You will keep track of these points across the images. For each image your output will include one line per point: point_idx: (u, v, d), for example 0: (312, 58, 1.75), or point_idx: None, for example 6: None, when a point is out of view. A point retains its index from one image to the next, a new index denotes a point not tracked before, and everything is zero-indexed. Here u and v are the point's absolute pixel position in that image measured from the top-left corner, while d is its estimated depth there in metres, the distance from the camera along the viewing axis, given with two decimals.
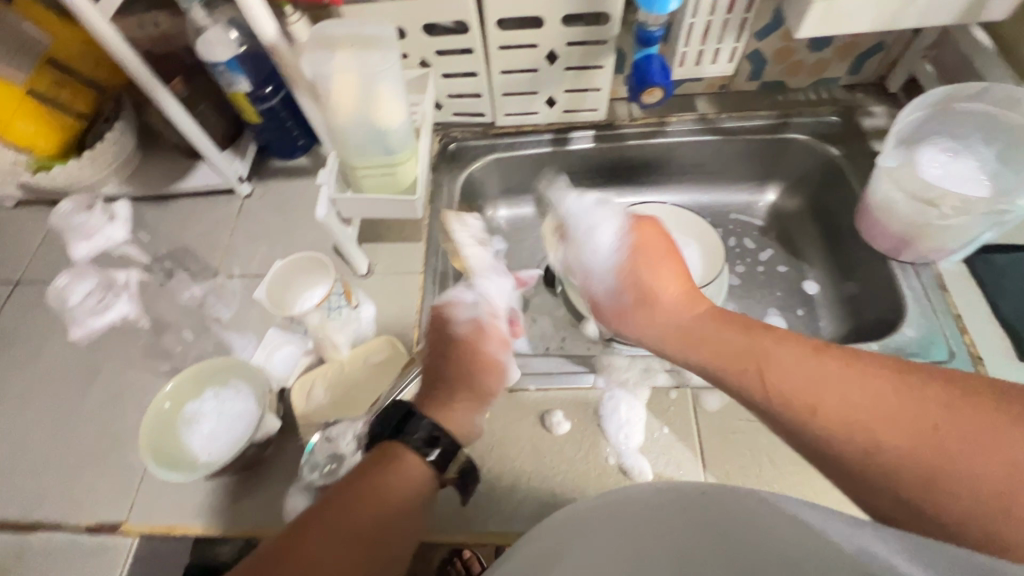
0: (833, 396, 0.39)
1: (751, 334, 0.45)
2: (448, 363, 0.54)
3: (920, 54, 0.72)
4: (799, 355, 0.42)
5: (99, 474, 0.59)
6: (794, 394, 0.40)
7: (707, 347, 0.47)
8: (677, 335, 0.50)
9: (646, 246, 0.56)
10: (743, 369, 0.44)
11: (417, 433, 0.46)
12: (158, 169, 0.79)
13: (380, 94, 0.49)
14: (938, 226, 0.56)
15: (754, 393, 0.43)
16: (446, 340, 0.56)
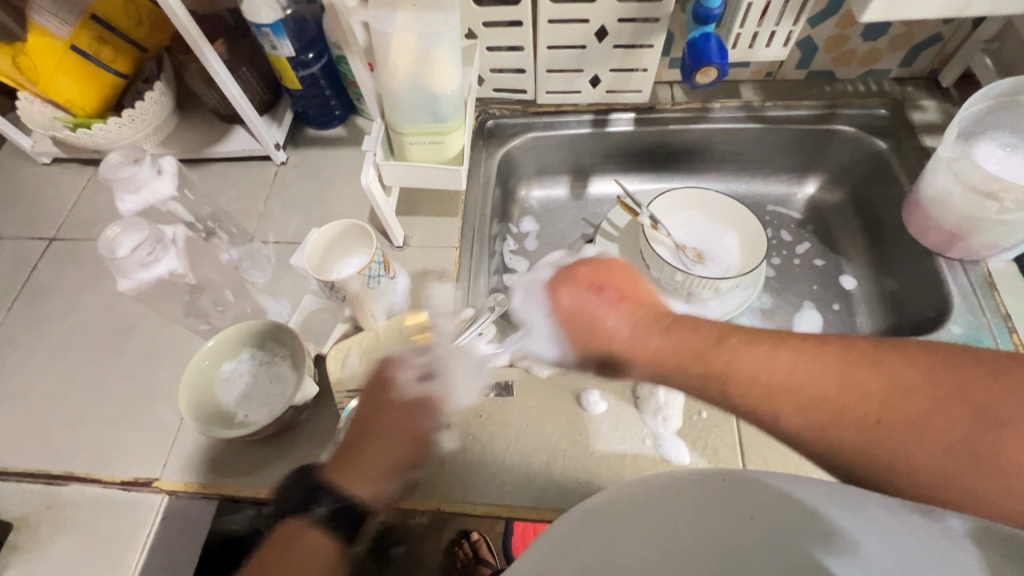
0: (794, 401, 0.37)
1: (710, 348, 0.41)
2: (377, 425, 0.47)
3: (978, 47, 0.70)
4: (759, 360, 0.39)
5: (133, 430, 0.60)
6: (751, 389, 0.39)
7: (668, 365, 0.43)
8: (640, 366, 0.45)
9: (578, 304, 0.49)
10: (700, 372, 0.41)
11: (319, 508, 0.43)
12: (194, 132, 0.79)
13: (438, 59, 0.49)
14: (996, 220, 0.56)
15: (714, 392, 0.41)
16: (380, 401, 0.49)
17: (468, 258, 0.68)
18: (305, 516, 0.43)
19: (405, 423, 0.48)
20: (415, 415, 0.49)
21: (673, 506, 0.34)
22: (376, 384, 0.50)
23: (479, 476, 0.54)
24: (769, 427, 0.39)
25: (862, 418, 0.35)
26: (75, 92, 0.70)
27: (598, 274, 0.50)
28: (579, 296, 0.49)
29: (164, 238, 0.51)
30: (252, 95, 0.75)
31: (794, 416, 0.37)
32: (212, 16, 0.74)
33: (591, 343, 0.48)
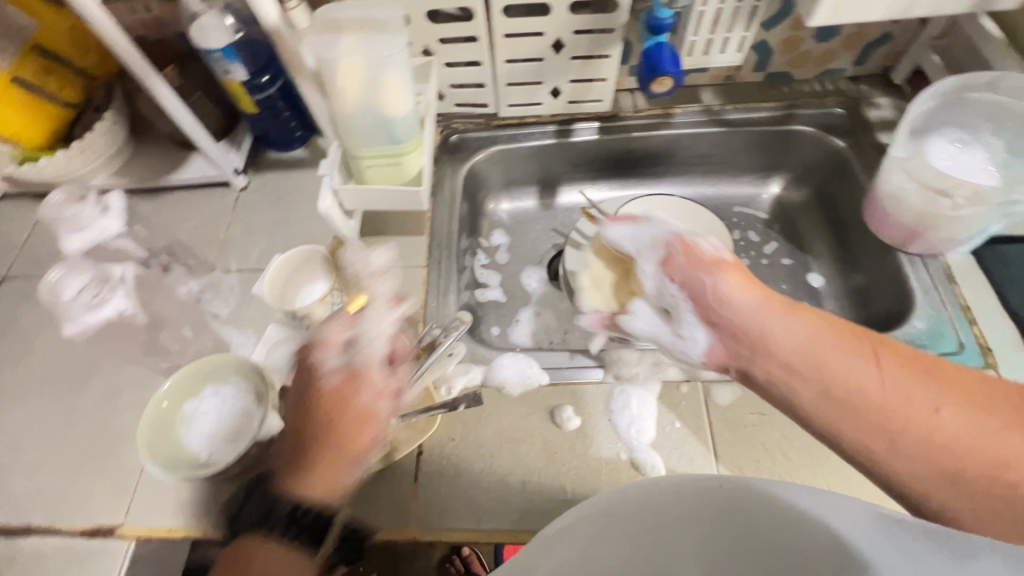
0: (955, 420, 0.39)
1: (875, 347, 0.44)
2: (324, 419, 0.47)
3: (927, 44, 0.71)
4: (910, 362, 0.42)
5: (95, 475, 0.57)
6: (902, 394, 0.41)
7: (816, 342, 0.46)
8: (771, 328, 0.48)
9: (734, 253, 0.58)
10: (856, 361, 0.43)
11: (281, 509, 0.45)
12: (150, 160, 0.77)
13: (387, 82, 0.48)
14: (949, 216, 0.56)
15: (862, 388, 0.42)
16: (311, 392, 0.48)
17: (436, 278, 0.67)
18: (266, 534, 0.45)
19: (338, 419, 0.47)
20: (361, 409, 0.47)
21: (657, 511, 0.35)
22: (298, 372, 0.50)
23: (460, 497, 0.54)
24: (907, 444, 0.40)
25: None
26: (23, 124, 0.67)
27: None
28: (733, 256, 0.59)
29: None
30: (209, 122, 0.73)
31: (929, 414, 0.40)
32: (164, 41, 0.72)
33: (723, 282, 0.53)
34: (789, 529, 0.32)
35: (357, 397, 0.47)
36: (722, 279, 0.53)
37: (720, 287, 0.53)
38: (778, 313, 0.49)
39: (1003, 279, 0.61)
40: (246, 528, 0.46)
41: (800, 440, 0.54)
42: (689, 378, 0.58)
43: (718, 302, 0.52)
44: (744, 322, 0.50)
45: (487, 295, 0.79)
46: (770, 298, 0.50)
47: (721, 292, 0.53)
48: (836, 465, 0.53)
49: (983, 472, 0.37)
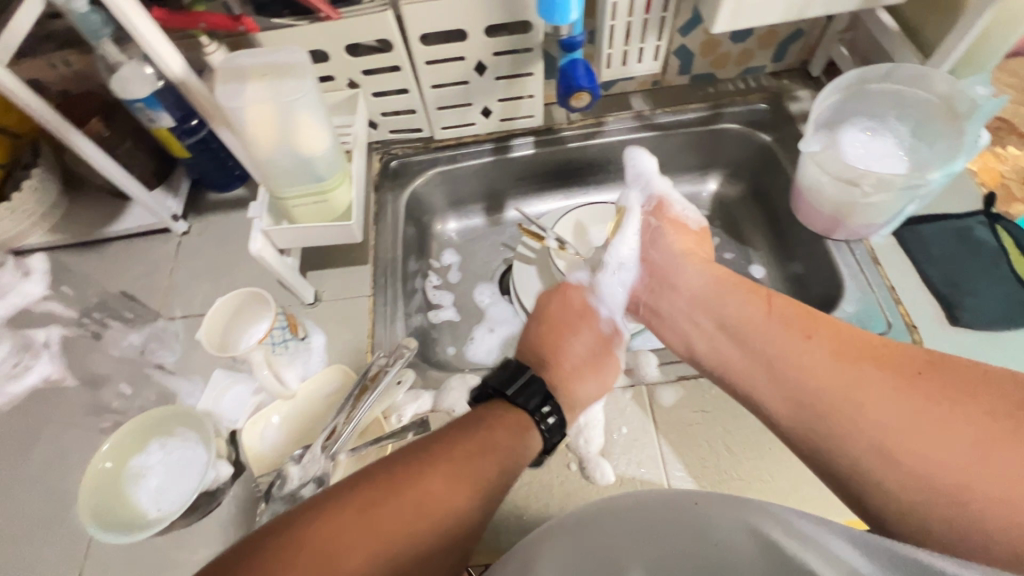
0: (820, 364, 0.47)
1: (775, 308, 0.54)
2: (588, 353, 0.61)
3: (836, 37, 0.74)
4: (797, 314, 0.52)
5: (44, 542, 0.56)
6: (780, 341, 0.51)
7: (725, 305, 0.57)
8: (683, 274, 0.62)
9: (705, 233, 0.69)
10: (753, 316, 0.54)
11: (533, 399, 0.51)
12: (85, 213, 0.76)
13: (300, 123, 0.49)
14: (863, 204, 0.58)
15: (753, 338, 0.53)
16: (571, 320, 0.64)
17: (383, 305, 0.68)
18: (528, 408, 0.51)
19: (596, 348, 0.62)
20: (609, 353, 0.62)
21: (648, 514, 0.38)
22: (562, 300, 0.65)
23: None
24: (780, 379, 0.49)
25: (867, 395, 0.43)
26: None
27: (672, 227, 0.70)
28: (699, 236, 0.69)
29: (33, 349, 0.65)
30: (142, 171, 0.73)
31: (798, 348, 0.49)
32: (87, 93, 0.72)
33: (666, 232, 0.66)
34: (728, 540, 0.34)
35: (606, 342, 0.63)
36: (664, 230, 0.67)
37: (665, 241, 0.66)
38: (700, 270, 0.62)
39: (922, 257, 0.64)
40: (512, 398, 0.52)
41: (742, 434, 0.56)
42: (634, 383, 0.60)
43: (654, 243, 0.66)
44: (662, 261, 0.65)
45: (442, 316, 0.79)
46: (696, 254, 0.64)
47: (666, 246, 0.65)
48: (777, 454, 0.55)
49: (832, 402, 0.45)
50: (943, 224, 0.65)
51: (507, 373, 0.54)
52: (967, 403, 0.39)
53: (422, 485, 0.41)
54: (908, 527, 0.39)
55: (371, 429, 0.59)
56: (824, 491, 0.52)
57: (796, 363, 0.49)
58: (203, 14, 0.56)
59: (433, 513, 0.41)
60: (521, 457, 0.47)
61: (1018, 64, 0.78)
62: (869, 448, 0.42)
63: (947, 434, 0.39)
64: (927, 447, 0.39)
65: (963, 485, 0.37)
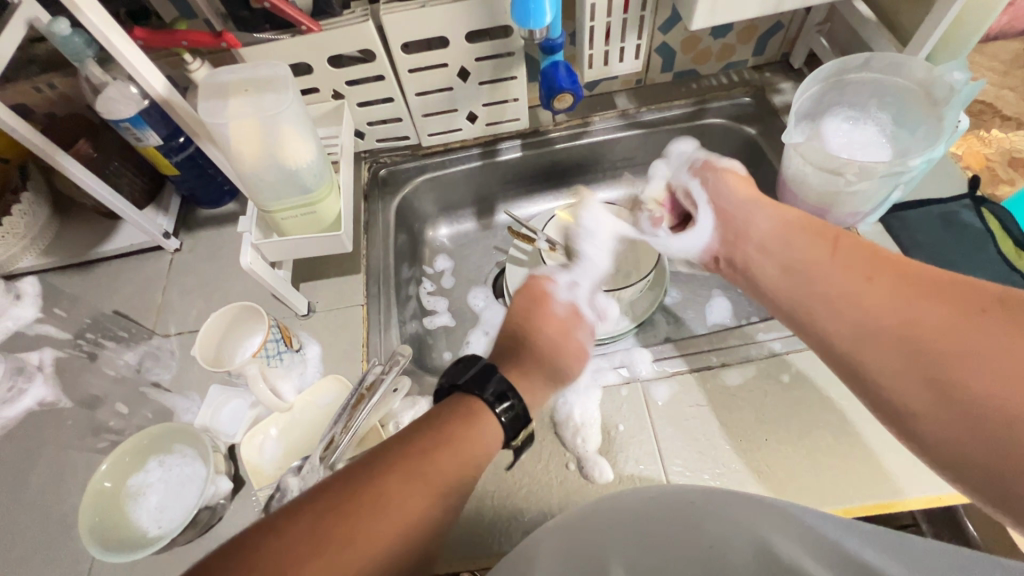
0: (884, 298, 0.50)
1: (838, 245, 0.56)
2: (551, 348, 0.60)
3: (815, 29, 0.75)
4: (869, 256, 0.54)
5: (47, 564, 0.56)
6: (840, 278, 0.54)
7: (788, 247, 0.60)
8: (753, 222, 0.63)
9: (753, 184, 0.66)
10: (817, 253, 0.57)
11: (488, 387, 0.48)
12: (77, 235, 0.76)
13: (283, 136, 0.49)
14: (847, 192, 0.59)
15: (819, 271, 0.56)
16: (543, 311, 0.65)
17: (377, 313, 0.68)
18: (487, 403, 0.47)
19: (566, 337, 0.62)
20: (577, 346, 0.62)
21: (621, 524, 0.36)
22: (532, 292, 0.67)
23: None
24: (838, 308, 0.53)
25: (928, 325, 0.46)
26: None
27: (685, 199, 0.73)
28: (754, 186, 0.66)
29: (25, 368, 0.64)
30: (131, 189, 0.73)
31: (861, 285, 0.52)
32: (73, 115, 0.72)
33: (726, 186, 0.67)
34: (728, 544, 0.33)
35: (575, 334, 0.63)
36: (727, 183, 0.67)
37: (724, 193, 0.67)
38: (770, 214, 0.63)
39: (910, 242, 0.64)
40: (473, 389, 0.48)
41: (738, 426, 0.56)
42: (628, 380, 0.60)
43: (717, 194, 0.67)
44: (732, 210, 0.66)
45: (436, 321, 0.79)
46: (767, 201, 0.64)
47: (722, 202, 0.67)
48: (773, 445, 0.55)
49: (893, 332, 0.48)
50: (928, 209, 0.66)
51: (460, 365, 0.50)
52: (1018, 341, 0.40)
53: (390, 487, 0.39)
54: (944, 452, 0.42)
55: (368, 437, 0.58)
56: (821, 480, 0.53)
57: (863, 293, 0.52)
58: (184, 32, 0.56)
59: (395, 511, 0.38)
60: (481, 453, 0.44)
61: (996, 48, 0.79)
62: (923, 374, 0.45)
63: (990, 367, 0.41)
64: (972, 365, 0.42)
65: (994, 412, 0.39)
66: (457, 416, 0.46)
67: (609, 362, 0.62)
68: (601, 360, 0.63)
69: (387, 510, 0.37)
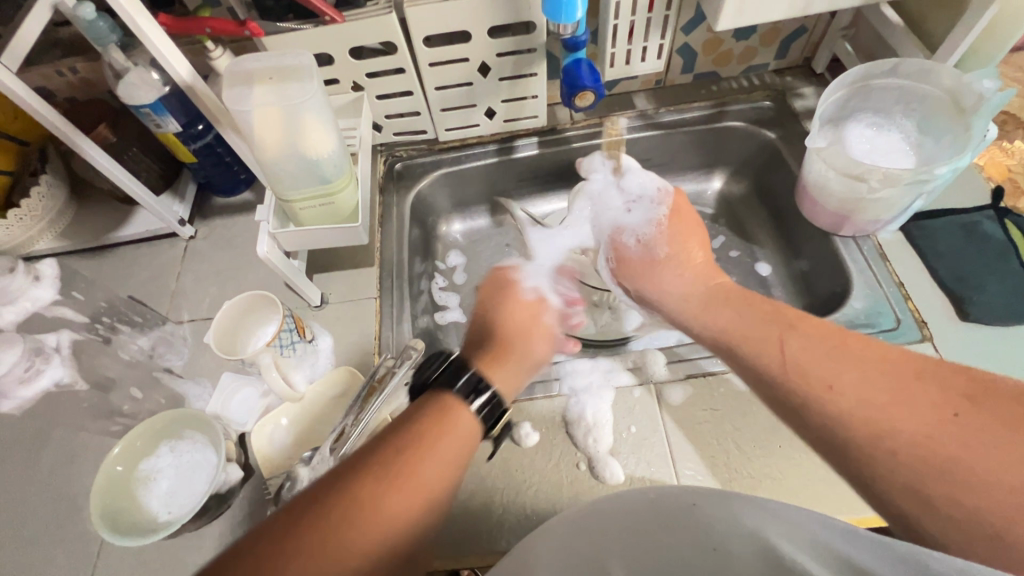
0: (853, 396, 0.39)
1: (783, 329, 0.47)
2: (511, 329, 0.56)
3: (839, 34, 0.74)
4: (818, 340, 0.44)
5: (57, 546, 0.57)
6: (798, 369, 0.43)
7: (729, 330, 0.51)
8: (692, 314, 0.56)
9: (677, 248, 0.64)
10: (764, 342, 0.47)
11: (463, 382, 0.45)
12: (94, 219, 0.76)
13: (306, 125, 0.49)
14: (870, 200, 0.58)
15: (769, 365, 0.45)
16: (502, 296, 0.60)
17: (389, 306, 0.68)
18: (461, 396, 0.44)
19: (527, 319, 0.58)
20: (541, 321, 0.58)
21: (614, 521, 0.34)
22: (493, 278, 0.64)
23: None
24: (805, 413, 0.41)
25: (910, 429, 0.36)
26: None
27: (681, 208, 0.67)
28: (686, 233, 0.65)
29: (43, 349, 0.58)
30: (148, 175, 0.73)
31: (821, 384, 0.41)
32: (93, 99, 0.72)
33: (667, 252, 0.64)
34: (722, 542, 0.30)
35: (540, 312, 0.59)
36: (661, 266, 0.63)
37: (660, 278, 0.62)
38: (702, 305, 0.55)
39: (930, 251, 0.63)
40: (443, 385, 0.45)
41: (751, 431, 0.56)
42: (642, 382, 0.60)
43: (651, 276, 0.63)
44: (670, 306, 0.60)
45: (447, 317, 0.79)
46: (704, 290, 0.58)
47: (661, 288, 0.61)
48: (786, 451, 0.54)
49: (880, 444, 0.36)
50: (950, 220, 0.65)
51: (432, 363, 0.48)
52: (1006, 447, 0.33)
53: (382, 500, 0.35)
54: None
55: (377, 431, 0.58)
56: (835, 488, 0.52)
57: (828, 390, 0.40)
58: (208, 18, 0.56)
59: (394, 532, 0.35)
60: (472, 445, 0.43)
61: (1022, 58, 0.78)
62: (923, 500, 0.34)
63: (973, 470, 0.33)
64: (985, 486, 0.32)
65: (1000, 527, 0.31)
66: (433, 413, 0.43)
67: (622, 362, 0.61)
68: (614, 360, 0.62)
69: (379, 522, 0.34)
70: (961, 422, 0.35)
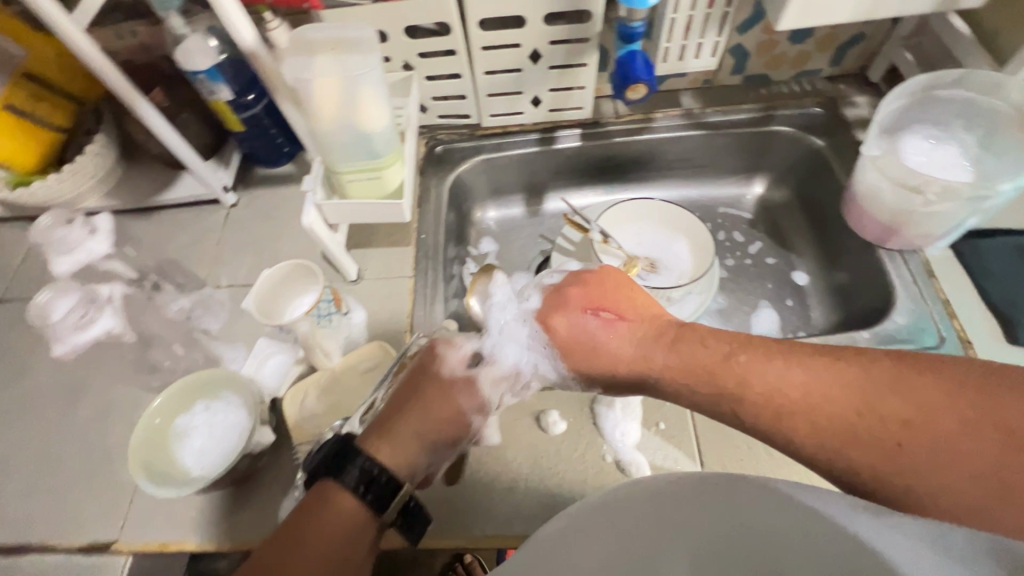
0: (810, 434, 0.35)
1: (719, 366, 0.41)
2: (416, 404, 0.49)
3: (900, 43, 0.72)
4: (773, 376, 0.38)
5: (90, 492, 0.58)
6: (756, 416, 0.38)
7: (674, 384, 0.44)
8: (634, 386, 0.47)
9: (574, 337, 0.49)
10: (707, 390, 0.41)
11: (351, 473, 0.43)
12: (142, 181, 0.78)
13: (362, 98, 0.50)
14: (924, 212, 0.57)
15: (725, 414, 0.41)
16: (425, 375, 0.51)
17: (423, 287, 0.68)
18: (342, 484, 0.43)
19: (430, 400, 0.49)
20: (449, 408, 0.49)
21: (651, 513, 0.34)
22: (425, 358, 0.52)
23: (452, 502, 0.54)
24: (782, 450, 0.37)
25: (881, 463, 0.32)
26: (13, 150, 0.67)
27: (591, 294, 0.50)
28: (569, 326, 0.49)
29: (96, 299, 0.70)
30: (196, 140, 0.75)
31: (779, 429, 0.37)
32: (149, 63, 0.74)
33: (593, 359, 0.48)
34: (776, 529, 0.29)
35: (454, 395, 0.50)
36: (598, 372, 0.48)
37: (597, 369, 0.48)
38: (635, 366, 0.46)
39: (981, 271, 0.62)
40: (328, 473, 0.44)
41: None
42: None
43: (591, 363, 0.48)
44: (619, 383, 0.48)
45: None
46: (644, 341, 0.46)
47: (603, 377, 0.49)
48: None
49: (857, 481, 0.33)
50: (1002, 241, 0.63)
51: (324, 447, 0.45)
52: (955, 474, 0.30)
53: None
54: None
55: None
56: None
57: (788, 439, 0.36)
58: None
59: None
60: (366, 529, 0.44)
61: None
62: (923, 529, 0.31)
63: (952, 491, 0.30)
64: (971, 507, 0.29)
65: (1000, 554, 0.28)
66: (309, 511, 0.43)
67: None
68: None
69: None
70: (910, 453, 0.31)
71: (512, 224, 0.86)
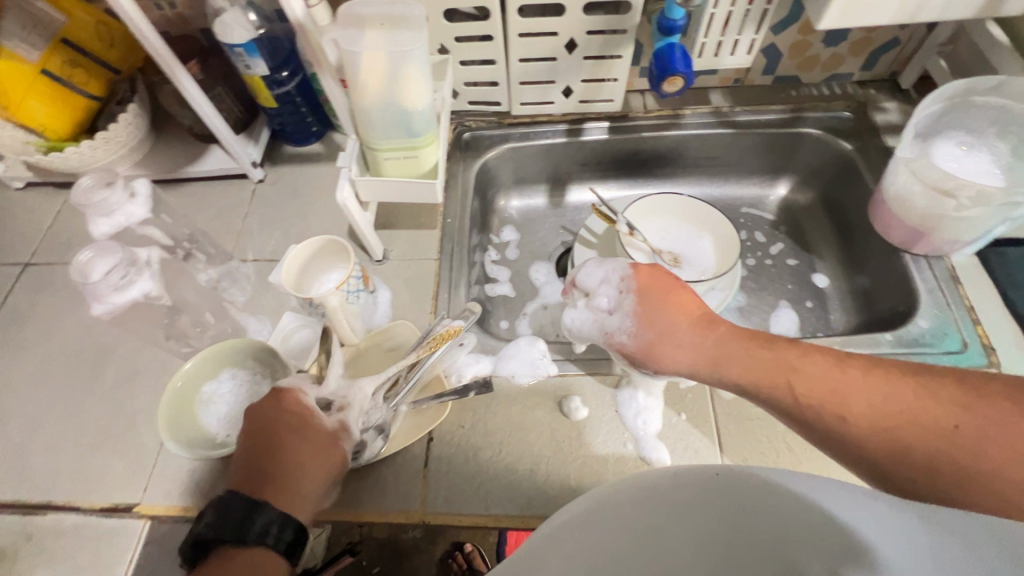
0: (864, 411, 0.39)
1: (785, 346, 0.45)
2: (285, 453, 0.46)
3: (934, 50, 0.73)
4: (829, 363, 0.42)
5: (113, 454, 0.59)
6: (812, 393, 0.41)
7: (734, 358, 0.46)
8: (692, 355, 0.48)
9: (653, 289, 0.52)
10: (767, 366, 0.44)
11: (268, 527, 0.42)
12: (171, 152, 0.79)
13: (406, 77, 0.50)
14: (954, 217, 0.58)
15: (780, 395, 0.43)
16: (274, 425, 0.48)
17: (449, 270, 0.69)
18: (261, 540, 0.41)
19: (305, 450, 0.47)
20: (320, 453, 0.48)
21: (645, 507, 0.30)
22: (272, 407, 0.49)
23: (472, 479, 0.55)
24: (834, 430, 0.40)
25: (934, 441, 0.35)
26: (48, 115, 0.69)
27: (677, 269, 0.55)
28: (654, 281, 0.53)
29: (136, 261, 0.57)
30: (229, 115, 0.75)
31: (835, 405, 0.40)
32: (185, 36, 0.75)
33: (665, 316, 0.50)
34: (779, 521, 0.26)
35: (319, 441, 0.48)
36: (659, 334, 0.50)
37: (660, 325, 0.50)
38: (698, 336, 0.48)
39: (1006, 279, 0.62)
40: (235, 536, 0.41)
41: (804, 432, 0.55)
42: None
43: (657, 318, 0.50)
44: (675, 348, 0.48)
45: (497, 290, 0.79)
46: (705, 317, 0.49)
47: (664, 334, 0.49)
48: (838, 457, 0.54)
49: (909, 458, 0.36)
50: None
51: (216, 516, 0.42)
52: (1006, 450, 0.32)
53: None
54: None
55: (431, 385, 0.59)
56: None
57: (842, 417, 0.39)
58: None
59: None
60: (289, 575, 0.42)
61: None
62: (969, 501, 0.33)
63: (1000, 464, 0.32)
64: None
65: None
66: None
67: None
68: None
69: None
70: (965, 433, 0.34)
71: (534, 214, 0.86)
